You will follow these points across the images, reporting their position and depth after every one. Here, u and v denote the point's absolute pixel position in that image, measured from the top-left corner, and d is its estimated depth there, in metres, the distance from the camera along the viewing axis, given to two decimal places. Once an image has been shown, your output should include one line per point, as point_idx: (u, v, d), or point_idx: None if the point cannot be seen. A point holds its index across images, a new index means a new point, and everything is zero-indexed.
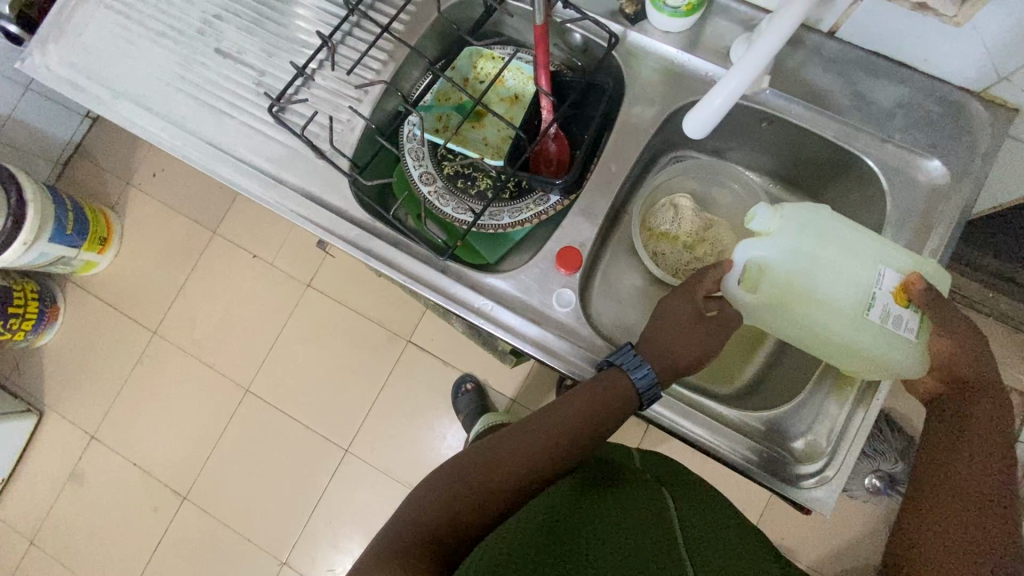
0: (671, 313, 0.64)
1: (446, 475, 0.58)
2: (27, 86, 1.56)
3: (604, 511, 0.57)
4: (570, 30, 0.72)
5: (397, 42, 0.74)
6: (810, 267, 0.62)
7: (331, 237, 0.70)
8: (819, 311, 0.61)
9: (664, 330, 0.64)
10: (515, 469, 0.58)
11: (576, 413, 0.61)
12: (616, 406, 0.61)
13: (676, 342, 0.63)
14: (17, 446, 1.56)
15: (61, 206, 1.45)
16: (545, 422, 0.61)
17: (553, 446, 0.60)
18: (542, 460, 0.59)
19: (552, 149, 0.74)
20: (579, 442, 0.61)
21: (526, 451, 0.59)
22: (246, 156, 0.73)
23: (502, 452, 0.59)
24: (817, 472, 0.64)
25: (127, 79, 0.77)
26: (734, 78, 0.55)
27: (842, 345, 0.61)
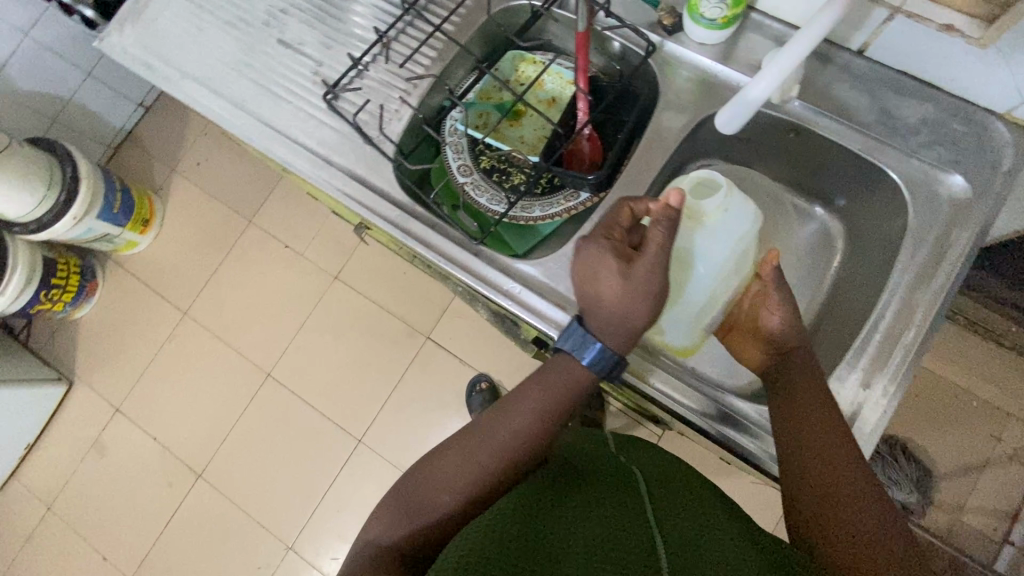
0: (603, 276, 0.61)
1: (412, 487, 0.64)
2: (89, 73, 1.64)
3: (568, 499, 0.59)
4: (609, 39, 0.77)
5: (447, 41, 0.78)
6: (721, 260, 0.69)
7: (375, 217, 0.74)
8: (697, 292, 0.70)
9: (604, 299, 0.62)
10: (466, 482, 0.63)
11: (523, 421, 0.64)
12: (576, 388, 0.64)
13: (621, 308, 0.61)
14: (45, 412, 1.62)
15: (110, 186, 1.53)
16: (492, 431, 0.64)
17: (502, 454, 0.63)
18: (492, 467, 0.63)
19: (586, 148, 0.78)
20: (536, 440, 0.64)
21: (476, 462, 0.63)
22: (299, 138, 0.79)
23: (458, 460, 0.64)
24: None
25: (195, 62, 0.83)
26: (763, 78, 0.60)
27: (685, 318, 0.72)
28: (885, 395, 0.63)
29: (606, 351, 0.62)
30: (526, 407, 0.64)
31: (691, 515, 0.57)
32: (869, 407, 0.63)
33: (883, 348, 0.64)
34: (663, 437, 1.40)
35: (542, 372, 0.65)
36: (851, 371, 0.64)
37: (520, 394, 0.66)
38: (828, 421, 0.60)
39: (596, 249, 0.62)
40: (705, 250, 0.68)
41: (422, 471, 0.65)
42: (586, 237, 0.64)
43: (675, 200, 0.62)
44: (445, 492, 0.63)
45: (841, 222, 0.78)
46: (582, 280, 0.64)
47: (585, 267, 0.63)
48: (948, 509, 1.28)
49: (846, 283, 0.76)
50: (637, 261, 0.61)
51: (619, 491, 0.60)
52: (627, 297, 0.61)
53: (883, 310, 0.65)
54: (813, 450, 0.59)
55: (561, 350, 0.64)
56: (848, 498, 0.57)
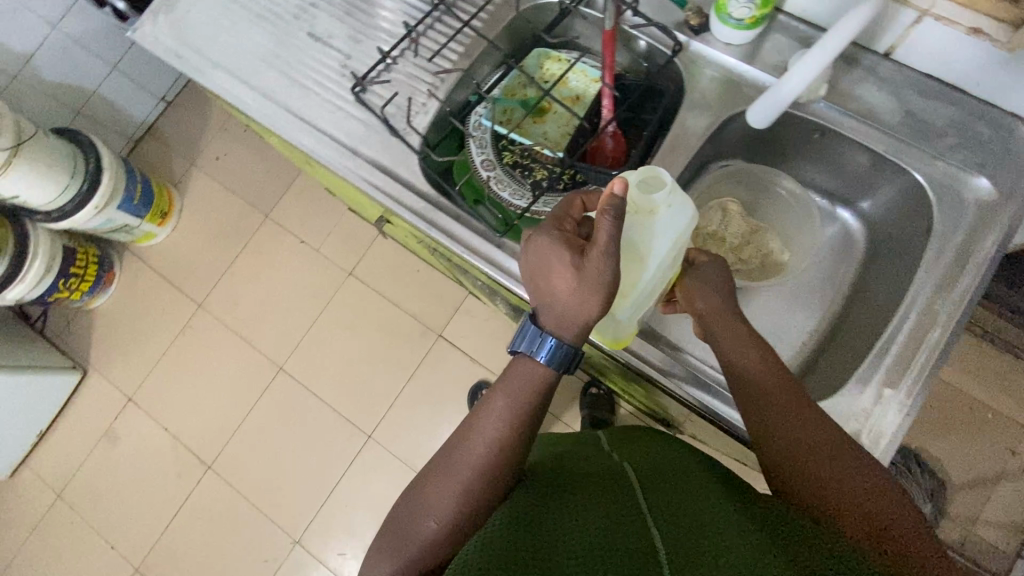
0: (557, 272, 0.60)
1: (404, 518, 0.66)
2: (114, 66, 1.66)
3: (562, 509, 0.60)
4: (635, 38, 0.77)
5: (476, 36, 0.80)
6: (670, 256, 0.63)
7: (401, 208, 0.76)
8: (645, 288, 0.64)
9: (559, 293, 0.61)
10: (449, 505, 0.64)
11: (494, 431, 0.65)
12: (538, 385, 0.65)
13: (574, 304, 0.60)
14: (59, 399, 1.63)
15: (132, 177, 1.55)
16: (464, 449, 0.66)
17: (476, 468, 0.65)
18: (469, 484, 0.65)
19: (608, 145, 0.78)
20: (508, 449, 0.66)
21: (454, 483, 0.65)
22: (326, 128, 0.80)
23: (440, 482, 0.66)
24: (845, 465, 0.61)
25: (225, 53, 0.85)
26: (801, 71, 0.59)
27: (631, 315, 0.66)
28: (907, 396, 0.62)
29: (561, 349, 0.62)
30: (492, 417, 0.66)
31: (675, 488, 0.62)
32: (895, 406, 0.62)
33: (907, 347, 0.64)
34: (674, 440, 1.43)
35: (506, 380, 0.67)
36: (876, 371, 0.64)
37: (484, 406, 0.67)
38: (768, 377, 0.62)
39: (551, 241, 0.61)
40: (656, 245, 0.61)
41: (408, 506, 0.67)
42: (541, 229, 0.62)
43: (618, 187, 0.57)
44: (430, 520, 0.64)
45: (864, 223, 0.78)
46: (539, 272, 0.63)
47: (540, 261, 0.62)
48: (962, 521, 1.27)
49: (868, 284, 0.76)
50: (588, 256, 0.58)
51: (610, 494, 0.62)
52: (581, 294, 0.59)
53: (908, 310, 0.65)
54: (766, 413, 0.61)
55: (521, 352, 0.65)
56: (809, 446, 0.58)
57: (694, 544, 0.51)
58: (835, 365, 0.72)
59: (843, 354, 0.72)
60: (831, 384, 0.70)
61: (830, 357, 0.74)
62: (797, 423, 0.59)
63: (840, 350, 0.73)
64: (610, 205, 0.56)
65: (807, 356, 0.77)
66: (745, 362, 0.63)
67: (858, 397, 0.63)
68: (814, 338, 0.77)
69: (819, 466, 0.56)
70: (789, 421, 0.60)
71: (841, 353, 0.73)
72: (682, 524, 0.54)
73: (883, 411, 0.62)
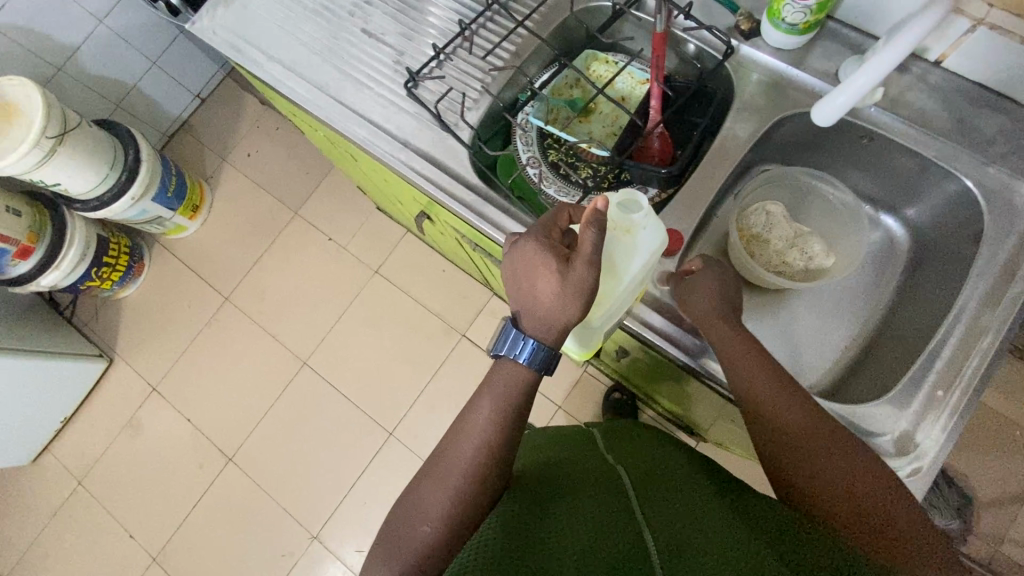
0: (542, 275, 0.63)
1: (400, 523, 0.66)
2: (153, 63, 1.68)
3: (561, 517, 0.62)
4: (685, 41, 0.79)
5: (530, 35, 0.81)
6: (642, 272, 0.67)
7: (451, 201, 0.78)
8: (618, 302, 0.67)
9: (540, 297, 0.64)
10: (445, 504, 0.65)
11: (483, 430, 0.68)
12: (518, 385, 0.68)
13: (557, 307, 0.63)
14: (84, 386, 1.65)
15: (167, 171, 1.58)
16: (453, 453, 0.68)
17: (466, 469, 0.67)
18: (461, 486, 0.66)
19: (655, 145, 0.79)
20: (499, 447, 0.68)
21: (445, 487, 0.66)
22: (379, 122, 0.82)
23: (434, 483, 0.67)
24: (890, 463, 0.61)
25: (281, 47, 0.87)
26: (874, 64, 0.57)
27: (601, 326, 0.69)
28: (959, 400, 0.62)
29: (540, 350, 0.66)
30: (479, 420, 0.68)
31: (668, 493, 0.66)
32: (947, 410, 0.62)
33: (959, 352, 0.64)
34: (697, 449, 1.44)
35: (490, 383, 0.70)
36: (927, 375, 0.64)
37: (471, 410, 0.70)
38: (768, 373, 0.63)
39: (536, 248, 0.64)
40: (633, 262, 0.65)
41: (403, 514, 0.67)
42: (529, 237, 0.65)
43: (602, 205, 0.61)
44: (424, 525, 0.64)
45: (909, 230, 0.79)
46: (524, 276, 0.65)
47: (525, 267, 0.65)
48: (990, 539, 1.25)
49: (914, 291, 0.76)
50: (572, 264, 0.62)
51: (608, 504, 0.64)
52: (563, 299, 0.62)
53: (958, 316, 0.65)
54: (769, 409, 0.62)
55: (501, 355, 0.68)
56: (814, 443, 0.60)
57: (686, 544, 0.55)
58: (882, 368, 0.72)
59: (889, 359, 0.73)
60: (879, 390, 0.70)
61: (874, 362, 0.74)
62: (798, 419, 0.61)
63: (886, 355, 0.74)
64: (593, 218, 0.60)
65: (850, 360, 0.77)
66: (745, 359, 0.64)
67: (908, 401, 0.63)
68: (859, 342, 0.77)
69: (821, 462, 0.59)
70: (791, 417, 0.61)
71: (888, 357, 0.73)
72: (673, 528, 0.58)
73: (935, 416, 0.62)
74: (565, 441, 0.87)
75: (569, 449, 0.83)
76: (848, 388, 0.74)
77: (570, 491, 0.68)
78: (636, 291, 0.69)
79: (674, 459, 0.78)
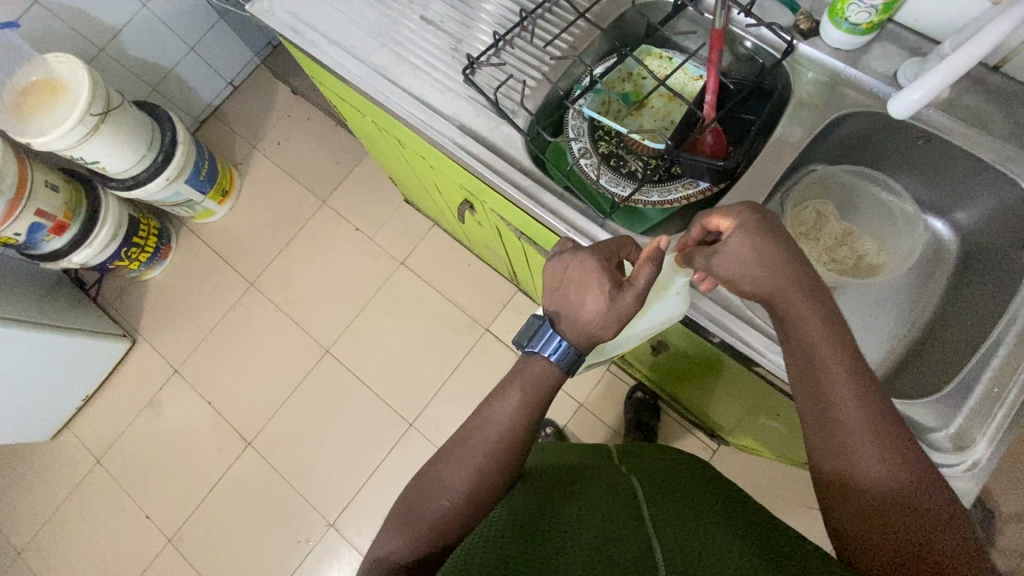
0: (591, 290, 0.65)
1: (422, 493, 0.69)
2: (191, 48, 1.70)
3: (568, 515, 0.64)
4: (742, 38, 0.80)
5: (589, 27, 0.83)
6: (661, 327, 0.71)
7: (508, 186, 0.78)
8: (627, 337, 0.72)
9: (581, 307, 0.66)
10: (464, 485, 0.67)
11: (508, 418, 0.69)
12: (542, 376, 0.69)
13: (592, 322, 0.65)
14: (106, 366, 1.66)
15: (201, 155, 1.59)
16: (477, 436, 0.70)
17: (488, 453, 0.69)
18: (484, 465, 0.68)
19: (708, 141, 0.80)
20: (522, 437, 0.69)
21: (466, 467, 0.68)
22: (435, 106, 0.83)
23: (456, 461, 0.69)
24: (944, 457, 0.61)
25: (340, 31, 0.88)
26: (956, 61, 0.57)
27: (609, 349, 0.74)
28: (1015, 398, 0.62)
29: (572, 351, 0.68)
30: (503, 410, 0.70)
31: (675, 506, 0.68)
32: (1004, 407, 0.62)
33: (1016, 352, 0.64)
34: (718, 452, 1.44)
35: (519, 372, 0.71)
36: (983, 372, 0.64)
37: (498, 397, 0.71)
38: (857, 410, 0.57)
39: (592, 264, 0.65)
40: (659, 315, 0.69)
41: (422, 486, 0.70)
42: (588, 253, 0.66)
43: (665, 244, 0.64)
44: (443, 499, 0.67)
45: (958, 232, 0.80)
46: (572, 284, 0.66)
47: (576, 276, 0.66)
48: (1015, 553, 1.24)
49: (964, 293, 0.77)
50: (621, 292, 0.64)
51: (618, 510, 0.65)
52: (604, 318, 0.65)
53: (1014, 315, 0.66)
54: (843, 444, 0.57)
55: (533, 353, 0.70)
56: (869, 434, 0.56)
57: (686, 545, 0.57)
58: (932, 369, 0.73)
59: (940, 360, 0.73)
60: (932, 389, 0.70)
61: (923, 363, 0.74)
62: (867, 444, 0.56)
63: (935, 356, 0.74)
64: (653, 256, 0.63)
65: (896, 360, 0.77)
66: (829, 383, 0.58)
67: (964, 396, 0.64)
68: (906, 341, 0.78)
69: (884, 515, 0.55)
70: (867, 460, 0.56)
71: (937, 357, 0.74)
72: (682, 535, 0.59)
73: (991, 412, 0.62)
74: (575, 453, 0.89)
75: (579, 459, 0.86)
76: (897, 385, 0.74)
77: (582, 495, 0.70)
78: (647, 334, 0.73)
79: (690, 481, 0.78)
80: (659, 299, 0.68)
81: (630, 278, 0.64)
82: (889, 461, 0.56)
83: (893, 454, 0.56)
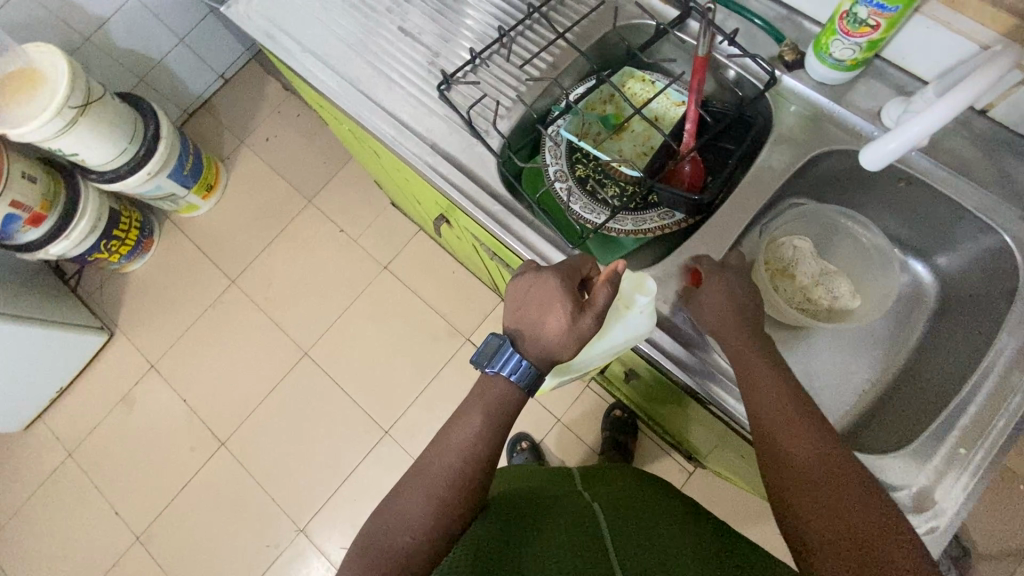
0: (553, 311, 0.64)
1: (382, 530, 0.63)
2: (181, 40, 1.67)
3: (529, 552, 0.62)
4: (725, 67, 0.78)
5: (569, 48, 0.81)
6: (626, 348, 0.69)
7: (476, 208, 0.76)
8: (592, 358, 0.69)
9: (543, 329, 0.65)
10: (426, 514, 0.62)
11: (470, 442, 0.66)
12: (504, 407, 0.67)
13: (555, 344, 0.64)
14: (82, 358, 1.64)
15: (185, 150, 1.57)
16: (438, 461, 0.66)
17: (450, 480, 0.64)
18: (448, 494, 0.63)
19: (687, 170, 0.77)
20: (485, 461, 0.66)
21: (427, 495, 0.63)
22: (408, 122, 0.81)
23: (417, 490, 0.64)
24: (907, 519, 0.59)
25: (315, 39, 0.86)
26: (941, 108, 0.55)
27: (575, 371, 0.71)
28: (982, 460, 0.60)
29: (533, 370, 0.66)
30: (463, 435, 0.66)
31: (642, 536, 0.65)
32: (971, 468, 0.60)
33: (985, 410, 0.62)
34: (694, 474, 1.43)
35: (479, 402, 0.68)
36: (952, 429, 0.62)
37: (457, 421, 0.68)
38: (789, 399, 0.59)
39: (555, 284, 0.65)
40: (622, 334, 0.67)
41: (379, 521, 0.64)
42: (552, 272, 0.66)
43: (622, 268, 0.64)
44: (405, 535, 0.61)
45: (938, 277, 0.78)
46: (535, 304, 0.66)
47: (539, 295, 0.66)
48: None
49: (940, 339, 0.75)
50: (583, 312, 0.63)
51: (579, 542, 0.63)
52: (564, 339, 0.64)
53: (987, 370, 0.64)
54: (781, 434, 0.57)
55: (494, 373, 0.67)
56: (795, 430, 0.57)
57: None
58: (901, 418, 0.71)
59: (909, 410, 0.71)
60: (901, 441, 0.68)
61: (893, 411, 0.72)
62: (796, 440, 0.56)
63: (905, 404, 0.72)
64: (611, 280, 0.63)
65: (868, 405, 0.75)
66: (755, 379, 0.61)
67: (930, 454, 0.62)
68: (879, 386, 0.75)
69: (837, 503, 0.52)
70: (806, 447, 0.56)
71: (906, 406, 0.72)
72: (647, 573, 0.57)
73: (957, 473, 0.60)
74: (541, 479, 0.86)
75: (545, 486, 0.83)
76: (866, 431, 0.72)
77: (544, 526, 0.68)
78: (613, 357, 0.71)
79: (658, 505, 0.77)
80: (622, 316, 0.66)
81: (590, 298, 0.64)
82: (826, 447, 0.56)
83: (829, 440, 0.56)
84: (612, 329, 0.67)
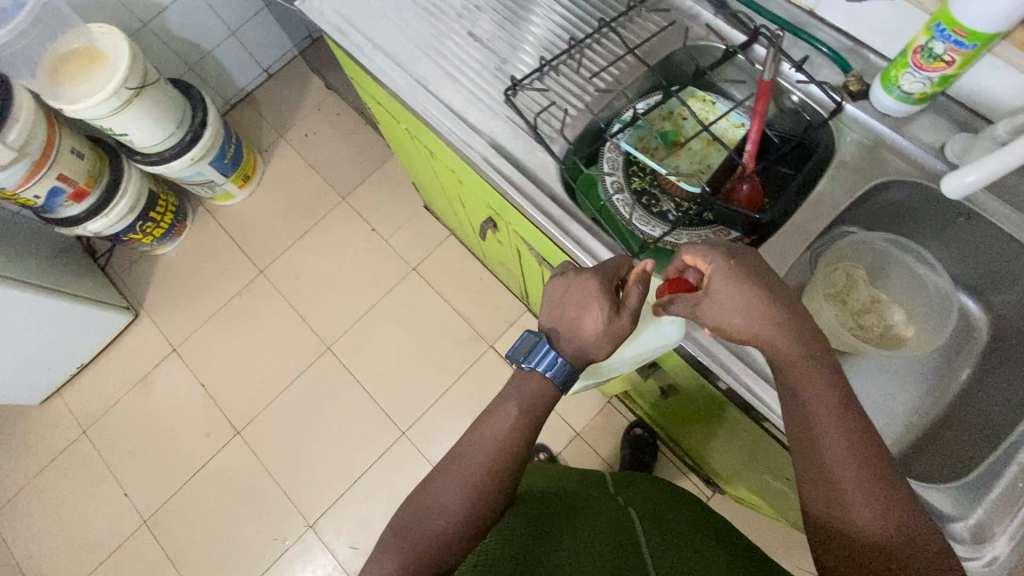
0: (589, 312, 0.65)
1: (417, 511, 0.64)
2: (232, 32, 1.70)
3: (563, 544, 0.63)
4: (789, 92, 0.80)
5: (636, 63, 0.83)
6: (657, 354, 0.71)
7: (536, 211, 0.77)
8: (622, 360, 0.71)
9: (580, 329, 0.66)
10: (459, 500, 0.63)
11: (509, 434, 0.65)
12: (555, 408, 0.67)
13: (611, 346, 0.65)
14: (105, 336, 1.64)
15: (228, 139, 1.59)
16: (475, 450, 0.66)
17: (487, 468, 0.64)
18: (483, 483, 0.64)
19: (744, 191, 0.76)
20: (520, 455, 0.65)
21: (462, 482, 0.64)
22: (473, 123, 0.82)
23: (453, 476, 0.65)
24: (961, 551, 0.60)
25: (386, 37, 0.88)
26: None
27: (607, 373, 0.73)
28: None
29: (569, 367, 0.66)
30: (500, 426, 0.66)
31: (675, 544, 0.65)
32: None
33: None
34: (712, 498, 1.41)
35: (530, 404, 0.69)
36: (1008, 465, 0.62)
37: (495, 412, 0.68)
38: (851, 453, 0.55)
39: (592, 284, 0.65)
40: (653, 339, 0.69)
41: (414, 502, 0.65)
42: (591, 273, 0.66)
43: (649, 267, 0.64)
44: (439, 518, 0.62)
45: (989, 313, 0.78)
46: (572, 304, 0.66)
47: (575, 296, 0.66)
48: None
49: (992, 376, 0.75)
50: (618, 313, 0.65)
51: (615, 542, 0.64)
52: (601, 338, 0.65)
53: None
54: (839, 489, 0.55)
55: (529, 369, 0.67)
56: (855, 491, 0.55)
57: None
58: (951, 450, 0.71)
59: (959, 446, 0.71)
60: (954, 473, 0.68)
61: (941, 443, 0.73)
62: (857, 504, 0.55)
63: (954, 437, 0.73)
64: (642, 279, 0.63)
65: (918, 437, 0.75)
66: (817, 433, 0.57)
67: (987, 487, 0.62)
68: (928, 418, 0.76)
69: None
70: (865, 512, 0.54)
71: (956, 441, 0.72)
72: None
73: (1015, 509, 0.60)
74: (574, 480, 0.86)
75: (578, 487, 0.83)
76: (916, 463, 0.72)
77: (580, 524, 0.69)
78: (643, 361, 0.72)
79: (693, 517, 0.77)
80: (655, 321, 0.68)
81: (623, 298, 0.65)
82: (890, 519, 0.54)
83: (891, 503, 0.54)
84: (643, 333, 0.69)
